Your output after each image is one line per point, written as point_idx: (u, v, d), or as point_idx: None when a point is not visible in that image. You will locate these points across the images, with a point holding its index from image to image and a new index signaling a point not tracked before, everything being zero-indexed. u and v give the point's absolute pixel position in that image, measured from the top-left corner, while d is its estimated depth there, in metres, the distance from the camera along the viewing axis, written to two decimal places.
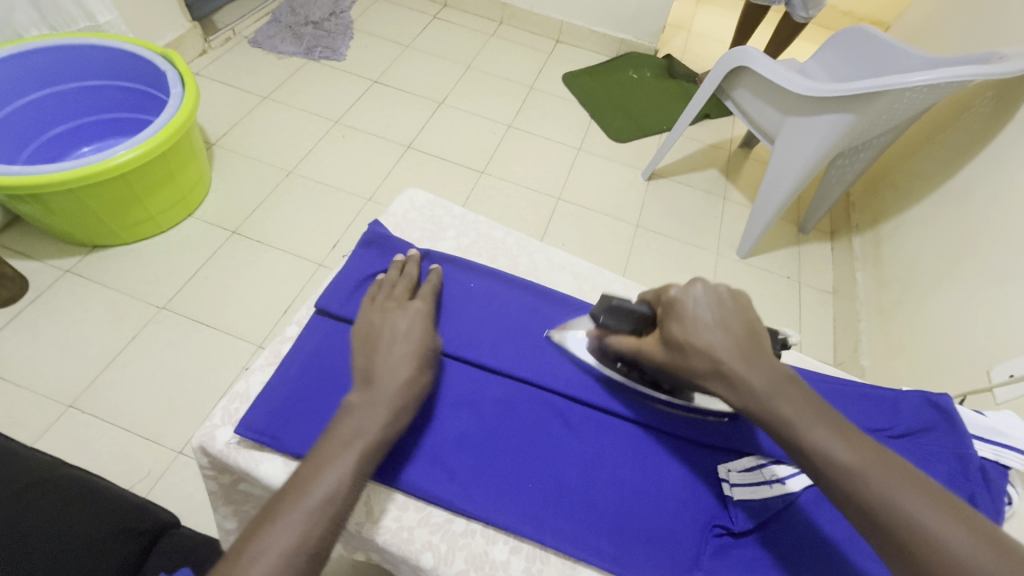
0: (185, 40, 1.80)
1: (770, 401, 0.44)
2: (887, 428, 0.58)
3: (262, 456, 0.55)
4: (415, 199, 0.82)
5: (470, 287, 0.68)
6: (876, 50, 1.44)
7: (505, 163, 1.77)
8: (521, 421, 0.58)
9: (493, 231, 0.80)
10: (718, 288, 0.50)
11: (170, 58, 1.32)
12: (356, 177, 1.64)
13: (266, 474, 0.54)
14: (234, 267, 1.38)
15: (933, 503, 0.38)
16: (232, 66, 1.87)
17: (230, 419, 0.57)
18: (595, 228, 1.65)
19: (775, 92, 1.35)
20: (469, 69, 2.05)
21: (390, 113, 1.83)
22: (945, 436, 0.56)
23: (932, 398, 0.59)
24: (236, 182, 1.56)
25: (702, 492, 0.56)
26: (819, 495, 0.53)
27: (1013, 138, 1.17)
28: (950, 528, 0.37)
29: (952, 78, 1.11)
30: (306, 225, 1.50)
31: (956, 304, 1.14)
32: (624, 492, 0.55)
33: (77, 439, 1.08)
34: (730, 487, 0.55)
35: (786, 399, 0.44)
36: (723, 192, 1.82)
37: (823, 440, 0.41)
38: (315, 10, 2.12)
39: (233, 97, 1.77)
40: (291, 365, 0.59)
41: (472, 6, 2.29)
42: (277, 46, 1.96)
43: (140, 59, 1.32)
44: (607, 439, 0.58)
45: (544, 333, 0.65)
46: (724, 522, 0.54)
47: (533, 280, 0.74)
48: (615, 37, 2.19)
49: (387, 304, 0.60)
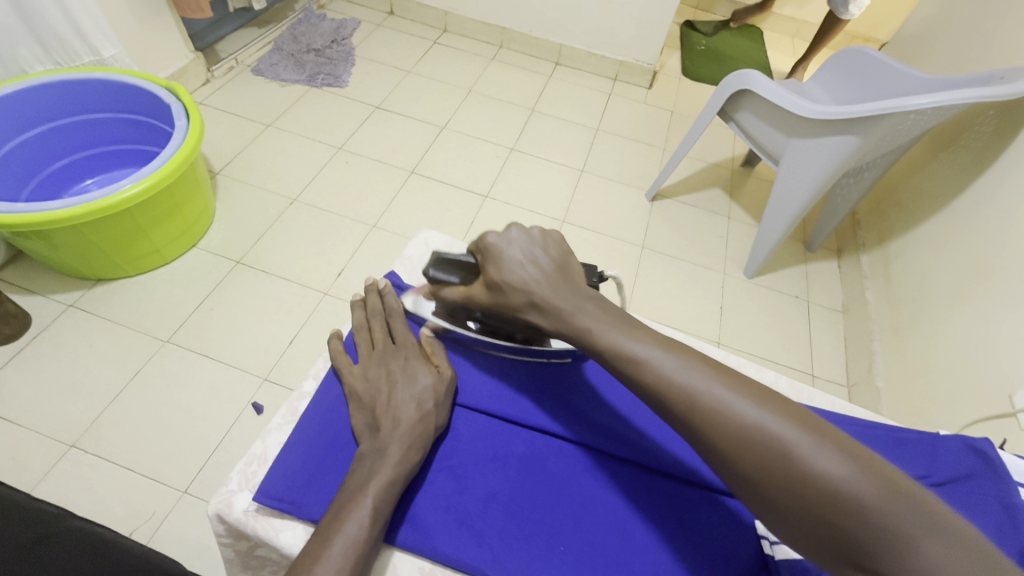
0: (188, 71, 1.81)
1: (575, 319, 0.49)
2: (925, 476, 0.59)
3: (281, 524, 0.54)
4: (430, 242, 0.82)
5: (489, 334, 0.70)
6: (873, 70, 1.46)
7: (509, 186, 1.77)
8: (549, 478, 0.59)
9: None
10: (528, 228, 0.54)
11: (175, 91, 1.32)
12: (360, 204, 1.63)
13: (287, 544, 0.53)
14: (238, 298, 1.36)
15: (745, 398, 0.42)
16: (235, 95, 1.88)
17: (248, 483, 0.57)
18: (601, 250, 1.64)
19: (778, 114, 1.36)
20: (470, 94, 2.07)
21: (394, 138, 1.84)
22: (987, 483, 0.56)
23: (973, 443, 0.60)
24: (240, 210, 1.55)
25: (742, 550, 0.56)
26: None
27: (1017, 159, 1.17)
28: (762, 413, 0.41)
29: (955, 101, 1.11)
30: (310, 253, 1.49)
31: (968, 326, 1.13)
32: (659, 550, 0.55)
33: (79, 482, 1.06)
34: (770, 546, 0.56)
35: (588, 316, 0.49)
36: (727, 211, 1.82)
37: (636, 350, 0.46)
38: (317, 38, 2.14)
39: (236, 125, 1.78)
40: (310, 424, 0.59)
41: (472, 31, 2.32)
42: (279, 74, 1.98)
43: (144, 92, 1.32)
44: (637, 492, 0.59)
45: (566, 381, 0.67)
46: None
47: None
48: (614, 59, 2.21)
49: (367, 353, 0.62)
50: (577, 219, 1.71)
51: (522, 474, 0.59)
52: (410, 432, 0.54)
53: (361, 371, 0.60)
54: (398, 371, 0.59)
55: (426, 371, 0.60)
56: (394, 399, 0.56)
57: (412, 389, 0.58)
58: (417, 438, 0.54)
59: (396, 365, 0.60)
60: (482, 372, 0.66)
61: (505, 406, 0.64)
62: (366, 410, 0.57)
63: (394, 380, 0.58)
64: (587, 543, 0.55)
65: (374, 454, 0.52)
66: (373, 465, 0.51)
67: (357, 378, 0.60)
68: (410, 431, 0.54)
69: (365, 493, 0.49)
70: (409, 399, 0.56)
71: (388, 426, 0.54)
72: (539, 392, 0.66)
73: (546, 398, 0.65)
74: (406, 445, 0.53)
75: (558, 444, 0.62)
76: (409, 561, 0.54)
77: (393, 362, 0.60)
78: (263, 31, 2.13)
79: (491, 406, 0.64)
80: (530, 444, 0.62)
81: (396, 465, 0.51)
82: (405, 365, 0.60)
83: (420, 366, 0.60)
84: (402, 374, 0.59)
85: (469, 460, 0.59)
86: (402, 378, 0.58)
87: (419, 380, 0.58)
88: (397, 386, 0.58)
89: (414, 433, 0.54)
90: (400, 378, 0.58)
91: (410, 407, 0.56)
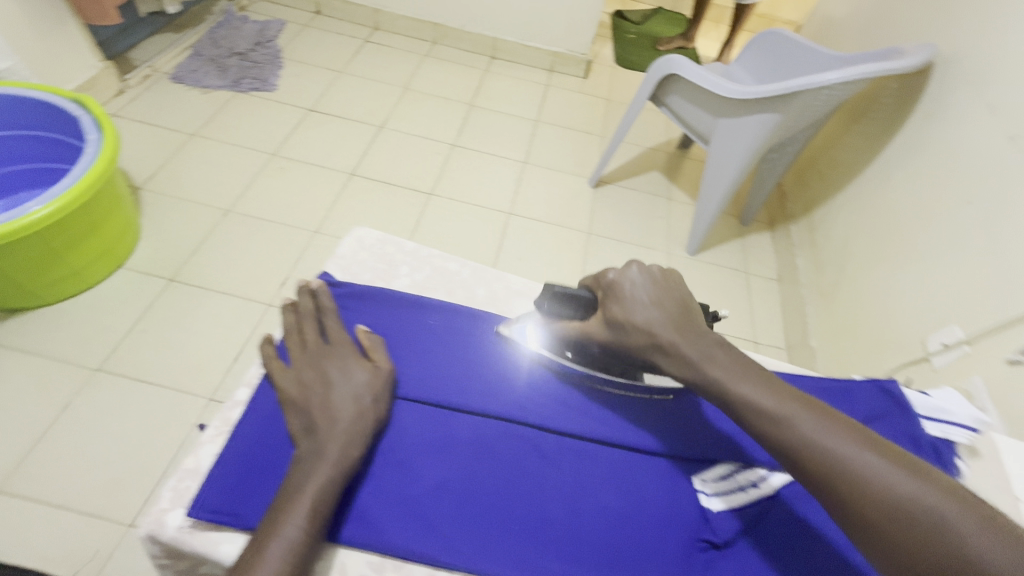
0: (98, 81, 1.69)
1: (701, 364, 0.51)
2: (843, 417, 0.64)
3: (220, 536, 0.52)
4: (364, 238, 0.81)
5: (431, 325, 0.71)
6: (790, 51, 1.54)
7: (453, 182, 1.76)
8: (498, 460, 0.60)
9: (447, 264, 0.81)
10: (651, 269, 0.58)
11: (83, 103, 1.23)
12: (300, 210, 1.58)
13: (226, 556, 0.51)
14: (174, 317, 1.30)
15: (862, 446, 0.44)
16: (154, 105, 1.78)
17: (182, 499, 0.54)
18: (549, 239, 1.67)
19: (705, 96, 1.42)
20: (406, 91, 2.04)
21: (330, 141, 1.79)
22: (898, 420, 0.63)
23: (883, 386, 0.67)
24: (169, 225, 1.47)
25: (683, 507, 0.59)
26: (782, 497, 0.60)
27: (916, 127, 1.28)
28: (879, 464, 0.43)
29: (860, 75, 1.19)
30: (250, 264, 1.43)
31: (886, 282, 1.22)
32: (609, 518, 0.57)
33: (7, 528, 0.98)
34: (707, 496, 0.61)
35: (713, 362, 0.51)
36: (666, 193, 1.88)
37: (749, 391, 0.49)
38: (240, 42, 2.05)
39: (158, 137, 1.68)
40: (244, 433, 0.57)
41: (404, 28, 2.29)
42: (201, 81, 1.88)
43: (48, 106, 1.23)
44: (585, 465, 0.61)
45: (508, 364, 0.68)
46: (708, 536, 0.57)
47: (493, 312, 0.76)
48: (547, 51, 2.24)
49: (299, 355, 0.61)
50: (524, 210, 1.73)
51: (471, 457, 0.60)
52: (348, 429, 0.53)
53: (293, 372, 0.59)
54: (332, 369, 0.58)
55: (360, 368, 0.59)
56: (328, 398, 0.56)
57: (347, 386, 0.57)
58: (358, 435, 0.54)
59: (329, 364, 0.59)
60: (424, 363, 0.66)
61: (451, 394, 0.64)
62: (301, 411, 0.55)
63: (328, 379, 0.57)
64: (538, 520, 0.56)
65: (312, 454, 0.51)
66: (309, 466, 0.50)
67: (290, 380, 0.58)
68: (348, 428, 0.53)
69: (303, 494, 0.48)
70: (344, 397, 0.56)
71: (327, 425, 0.53)
72: (483, 377, 0.66)
73: (491, 382, 0.66)
74: (344, 442, 0.53)
75: (506, 423, 0.63)
76: (356, 558, 0.53)
77: (326, 361, 0.59)
78: (180, 36, 2.01)
79: (435, 396, 0.63)
80: (477, 429, 0.62)
81: (336, 463, 0.51)
82: (339, 363, 0.59)
83: (355, 364, 0.59)
84: (336, 373, 0.58)
85: (417, 450, 0.59)
86: (335, 375, 0.58)
87: (353, 377, 0.58)
88: (330, 385, 0.57)
89: (353, 429, 0.54)
90: (335, 376, 0.58)
91: (348, 404, 0.55)
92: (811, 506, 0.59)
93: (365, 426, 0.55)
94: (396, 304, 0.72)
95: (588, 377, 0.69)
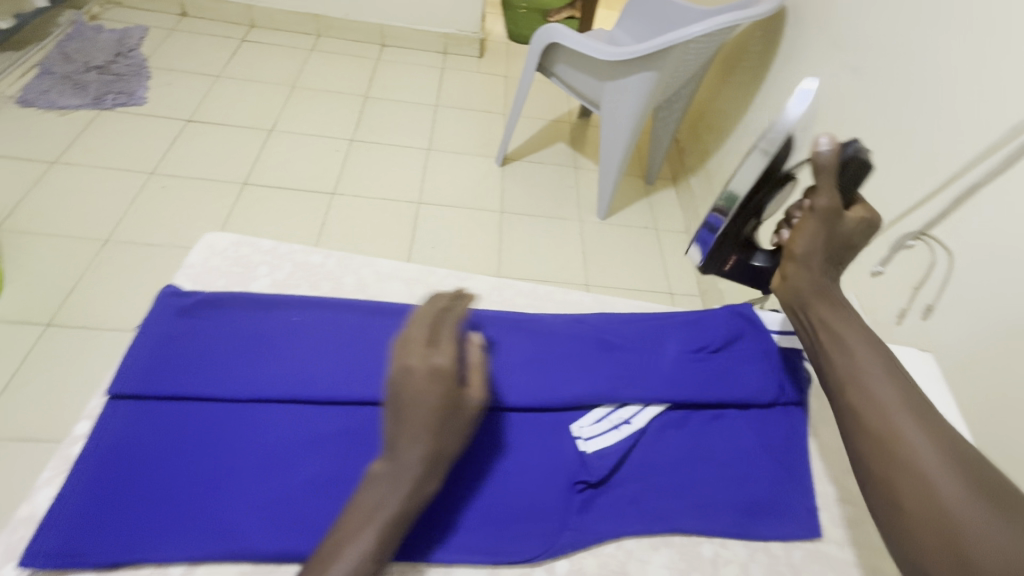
0: None
1: (828, 318, 0.54)
2: (707, 344, 0.69)
3: None
4: (214, 245, 0.78)
5: (294, 321, 0.66)
6: (662, 11, 1.61)
7: (353, 178, 1.69)
8: (369, 448, 0.57)
9: (310, 258, 0.79)
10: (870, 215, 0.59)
11: None
12: (189, 230, 1.47)
13: None
14: (57, 364, 1.18)
15: (920, 425, 0.45)
16: (0, 134, 1.58)
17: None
18: (462, 222, 1.64)
19: (588, 63, 1.46)
20: (293, 90, 1.93)
21: (216, 151, 1.68)
22: (751, 339, 0.71)
23: (738, 309, 0.74)
24: (35, 265, 1.33)
25: (563, 454, 0.60)
26: (659, 427, 0.64)
27: (781, 72, 1.37)
28: (925, 443, 0.44)
29: (720, 26, 1.27)
30: (139, 293, 1.32)
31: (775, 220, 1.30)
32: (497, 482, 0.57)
33: None
34: (584, 442, 0.61)
35: (841, 325, 0.53)
36: (573, 162, 1.91)
37: (856, 348, 0.51)
38: (96, 54, 1.86)
39: (10, 169, 1.51)
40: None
41: (282, 24, 2.16)
42: (54, 101, 1.69)
43: None
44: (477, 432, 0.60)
45: (371, 345, 0.64)
46: (584, 477, 0.59)
47: (362, 297, 0.75)
48: (438, 33, 2.18)
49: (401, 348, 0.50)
50: (431, 198, 1.69)
51: (166, 443, 0.55)
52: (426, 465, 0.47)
53: (432, 364, 0.49)
54: (424, 376, 0.48)
55: (446, 380, 0.48)
56: (424, 422, 0.47)
57: (430, 418, 0.47)
58: (432, 461, 0.47)
59: (412, 384, 0.48)
60: (284, 362, 0.61)
61: (317, 388, 0.59)
62: (392, 433, 0.47)
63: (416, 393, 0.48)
64: (241, 479, 0.53)
65: (387, 481, 0.46)
66: (392, 488, 0.46)
67: (445, 385, 0.48)
68: (422, 439, 0.47)
69: (377, 524, 0.45)
70: (438, 415, 0.48)
71: (408, 453, 0.47)
72: (346, 362, 0.62)
73: (358, 366, 0.62)
74: (388, 480, 0.46)
75: (206, 398, 0.58)
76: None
77: (437, 361, 0.49)
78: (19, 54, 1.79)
79: (303, 393, 0.59)
80: (343, 422, 0.59)
81: (393, 498, 0.46)
82: (438, 381, 0.48)
83: (444, 378, 0.48)
84: (431, 379, 0.48)
85: (282, 451, 0.55)
86: (420, 387, 0.47)
87: (437, 398, 0.48)
88: (419, 408, 0.47)
89: (428, 456, 0.47)
90: (441, 391, 0.48)
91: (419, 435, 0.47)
92: (677, 431, 0.65)
93: (442, 453, 0.48)
94: (234, 304, 0.66)
95: (333, 321, 0.67)
